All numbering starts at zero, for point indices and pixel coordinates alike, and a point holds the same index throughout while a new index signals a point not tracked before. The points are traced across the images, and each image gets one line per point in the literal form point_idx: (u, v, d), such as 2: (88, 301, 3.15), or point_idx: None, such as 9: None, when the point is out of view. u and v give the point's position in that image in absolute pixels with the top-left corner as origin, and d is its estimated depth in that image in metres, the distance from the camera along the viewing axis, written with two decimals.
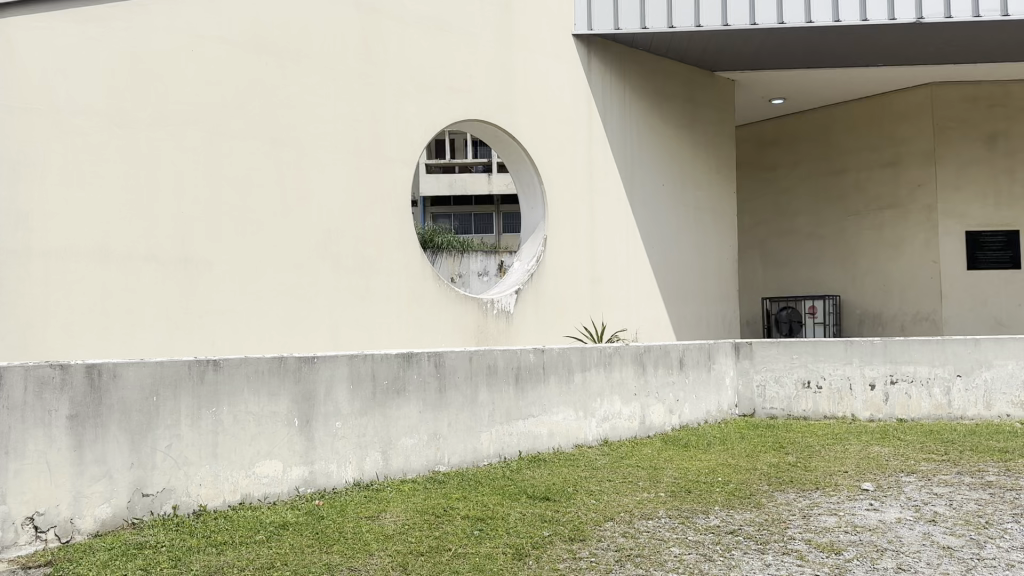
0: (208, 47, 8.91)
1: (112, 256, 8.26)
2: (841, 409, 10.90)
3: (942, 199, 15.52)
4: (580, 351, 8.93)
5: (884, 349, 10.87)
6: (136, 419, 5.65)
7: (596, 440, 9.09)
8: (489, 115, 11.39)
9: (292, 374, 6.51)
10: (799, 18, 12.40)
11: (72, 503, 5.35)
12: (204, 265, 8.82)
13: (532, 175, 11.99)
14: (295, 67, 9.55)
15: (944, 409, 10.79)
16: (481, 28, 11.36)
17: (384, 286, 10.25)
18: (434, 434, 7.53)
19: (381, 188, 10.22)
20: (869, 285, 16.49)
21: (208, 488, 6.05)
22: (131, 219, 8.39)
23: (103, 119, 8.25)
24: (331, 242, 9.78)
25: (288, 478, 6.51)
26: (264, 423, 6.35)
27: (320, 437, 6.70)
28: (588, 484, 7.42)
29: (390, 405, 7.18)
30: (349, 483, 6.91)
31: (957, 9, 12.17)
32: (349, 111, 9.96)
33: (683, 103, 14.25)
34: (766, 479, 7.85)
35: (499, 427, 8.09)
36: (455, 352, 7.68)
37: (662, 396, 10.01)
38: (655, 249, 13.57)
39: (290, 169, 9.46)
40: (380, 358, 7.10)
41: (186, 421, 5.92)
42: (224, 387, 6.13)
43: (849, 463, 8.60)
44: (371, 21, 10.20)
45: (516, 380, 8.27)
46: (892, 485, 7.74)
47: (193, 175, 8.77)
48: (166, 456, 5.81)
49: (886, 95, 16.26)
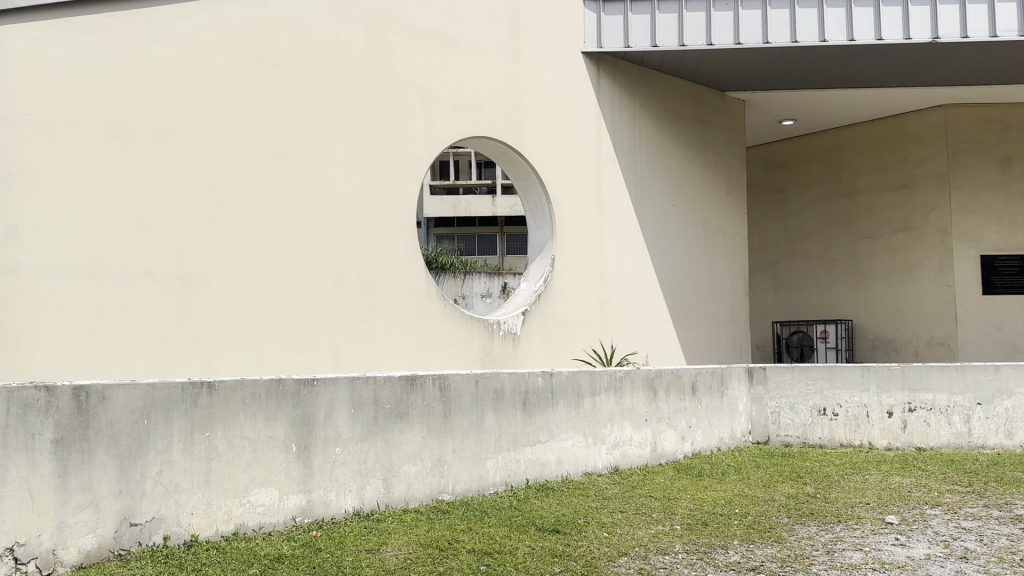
0: (209, 58, 8.67)
1: (107, 273, 7.97)
2: (858, 437, 10.54)
3: (957, 222, 15.23)
4: (590, 375, 8.59)
5: (902, 375, 10.53)
6: (125, 444, 5.33)
7: (606, 469, 8.73)
8: (497, 131, 11.12)
9: (290, 397, 6.18)
10: (813, 37, 12.16)
11: (55, 534, 5.01)
12: (201, 283, 8.51)
13: (540, 194, 11.72)
14: (300, 81, 9.30)
15: (963, 437, 10.43)
16: (489, 44, 11.14)
17: (388, 307, 9.93)
18: (438, 461, 7.19)
19: (386, 206, 9.95)
20: (882, 309, 16.15)
21: (200, 517, 5.70)
22: (125, 234, 8.10)
23: (100, 131, 7.99)
24: (334, 261, 9.47)
25: (284, 507, 6.15)
26: (260, 450, 6.01)
27: (319, 465, 6.36)
28: (600, 515, 7.07)
29: (392, 431, 6.84)
30: (349, 512, 6.55)
31: (974, 29, 11.93)
32: (354, 126, 9.71)
33: (693, 122, 14.01)
34: (785, 512, 7.48)
35: (506, 454, 7.74)
36: (461, 375, 7.35)
37: (674, 422, 9.65)
38: (664, 270, 13.26)
39: (293, 186, 9.18)
40: (383, 381, 6.78)
41: (178, 447, 5.59)
42: (219, 411, 5.81)
43: (870, 495, 8.21)
44: (377, 34, 9.97)
45: (524, 405, 7.92)
46: (916, 518, 7.37)
47: (192, 190, 8.49)
48: (156, 483, 5.48)
49: (899, 116, 16.03)
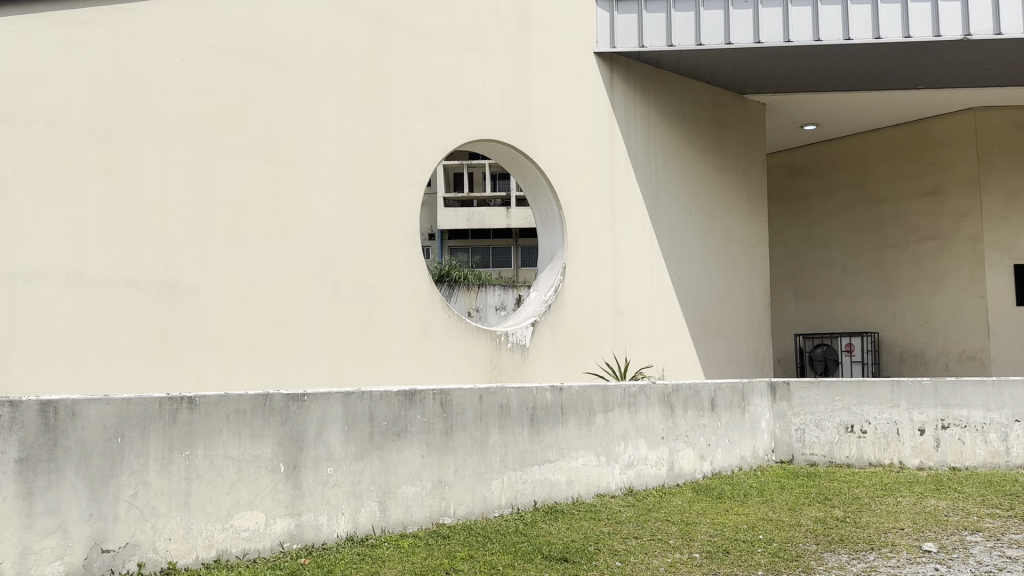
0: (201, 56, 8.28)
1: (88, 280, 7.55)
2: (888, 456, 9.91)
3: (988, 230, 14.60)
4: (602, 390, 8.06)
5: (934, 391, 9.91)
6: (97, 463, 4.88)
7: (619, 490, 8.18)
8: (505, 134, 10.67)
9: (278, 414, 5.69)
10: (837, 35, 11.62)
11: (19, 561, 4.54)
12: (190, 291, 8.07)
13: (550, 200, 11.24)
14: (296, 80, 8.88)
15: (1000, 457, 9.81)
16: (497, 43, 10.70)
17: (389, 317, 9.46)
18: (439, 481, 6.66)
19: (388, 211, 9.50)
20: (910, 320, 15.53)
21: (179, 542, 5.20)
22: (110, 240, 7.69)
23: (83, 132, 7.59)
24: (332, 268, 9.02)
25: (270, 531, 5.64)
26: (245, 470, 5.52)
27: (310, 486, 5.85)
28: (612, 542, 6.51)
29: (389, 449, 6.31)
30: (341, 538, 6.01)
31: (1007, 25, 11.33)
32: (353, 127, 9.27)
33: (711, 126, 13.49)
34: (813, 538, 6.91)
35: (512, 474, 7.21)
36: (463, 390, 6.83)
37: (693, 440, 9.10)
38: (681, 279, 12.72)
39: (289, 190, 8.76)
40: (379, 396, 6.26)
41: (155, 467, 5.12)
42: (201, 429, 5.33)
43: (904, 520, 7.59)
44: (378, 33, 9.56)
45: (532, 422, 7.39)
46: (956, 546, 6.76)
47: (182, 193, 8.08)
48: (131, 505, 5.00)
49: (925, 120, 15.44)
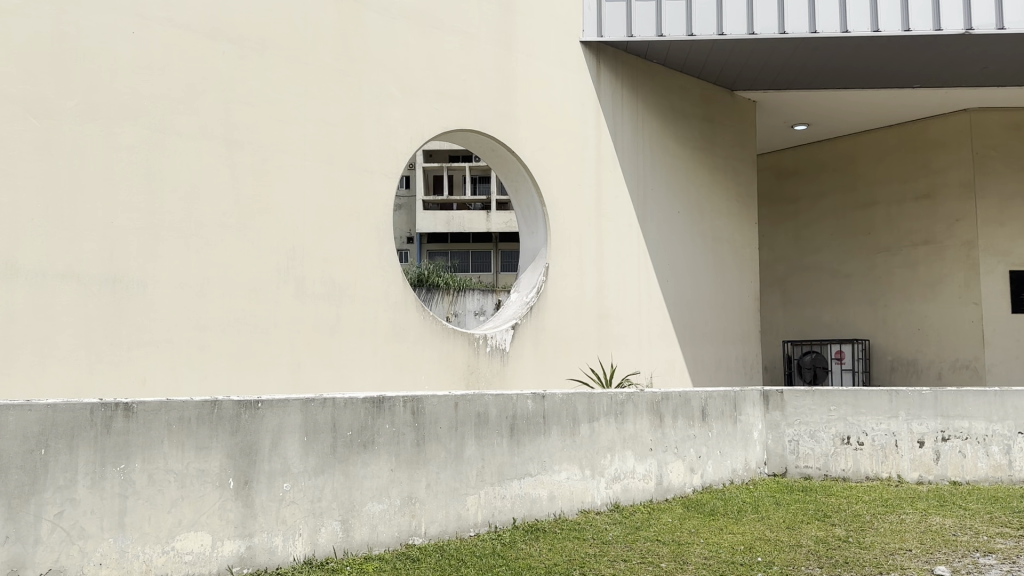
0: (154, 29, 7.60)
1: (21, 272, 6.82)
2: (886, 469, 9.36)
3: (982, 235, 14.18)
4: (588, 398, 7.44)
5: (934, 401, 9.35)
6: (15, 478, 4.19)
7: (605, 505, 7.56)
8: (485, 125, 10.06)
9: (228, 423, 5.00)
10: (834, 27, 11.11)
11: None
12: (137, 287, 7.37)
13: (533, 196, 10.63)
14: (260, 60, 8.23)
15: (1003, 471, 9.26)
16: (477, 27, 10.08)
17: (359, 319, 8.80)
18: (409, 497, 5.99)
19: (358, 202, 8.86)
20: (902, 327, 15.08)
21: (111, 567, 4.50)
22: (48, 228, 6.98)
23: (19, 108, 6.89)
24: (296, 265, 8.36)
25: (218, 555, 4.93)
26: (189, 487, 4.83)
27: (263, 503, 5.16)
28: (598, 565, 5.87)
29: (353, 463, 5.63)
30: (298, 562, 5.32)
31: (1009, 20, 10.88)
32: (322, 113, 8.62)
33: (701, 123, 12.96)
34: (816, 561, 6.29)
35: (489, 489, 6.56)
36: (437, 397, 6.17)
37: (683, 452, 8.50)
38: (669, 281, 12.17)
39: (251, 178, 8.09)
40: (343, 404, 5.59)
41: (85, 482, 4.43)
42: (139, 439, 4.65)
43: (910, 540, 7.01)
44: (350, 12, 8.92)
45: (511, 433, 6.74)
46: (970, 569, 6.16)
47: (129, 179, 7.38)
48: (55, 527, 4.31)
49: (918, 122, 15.02)
